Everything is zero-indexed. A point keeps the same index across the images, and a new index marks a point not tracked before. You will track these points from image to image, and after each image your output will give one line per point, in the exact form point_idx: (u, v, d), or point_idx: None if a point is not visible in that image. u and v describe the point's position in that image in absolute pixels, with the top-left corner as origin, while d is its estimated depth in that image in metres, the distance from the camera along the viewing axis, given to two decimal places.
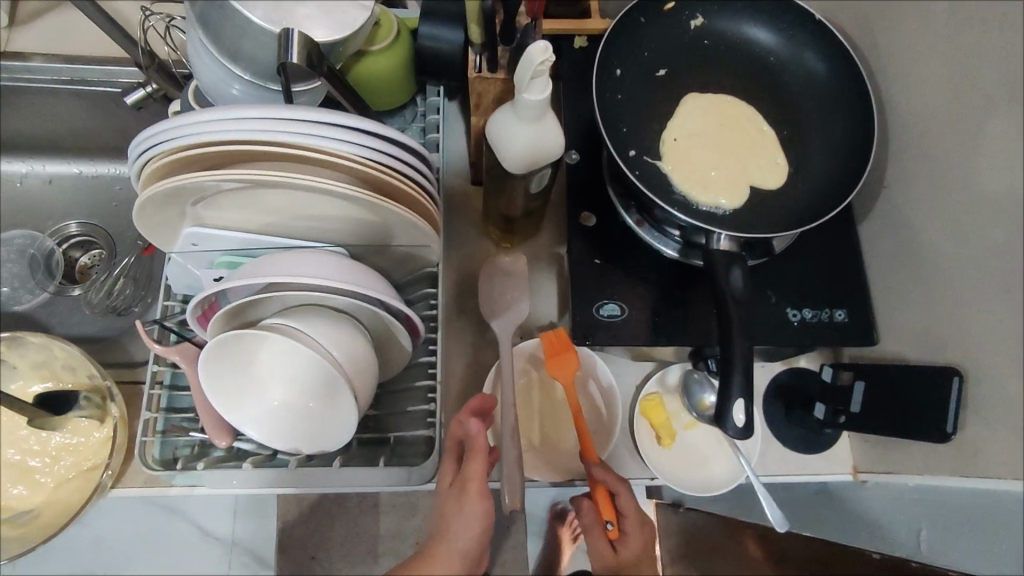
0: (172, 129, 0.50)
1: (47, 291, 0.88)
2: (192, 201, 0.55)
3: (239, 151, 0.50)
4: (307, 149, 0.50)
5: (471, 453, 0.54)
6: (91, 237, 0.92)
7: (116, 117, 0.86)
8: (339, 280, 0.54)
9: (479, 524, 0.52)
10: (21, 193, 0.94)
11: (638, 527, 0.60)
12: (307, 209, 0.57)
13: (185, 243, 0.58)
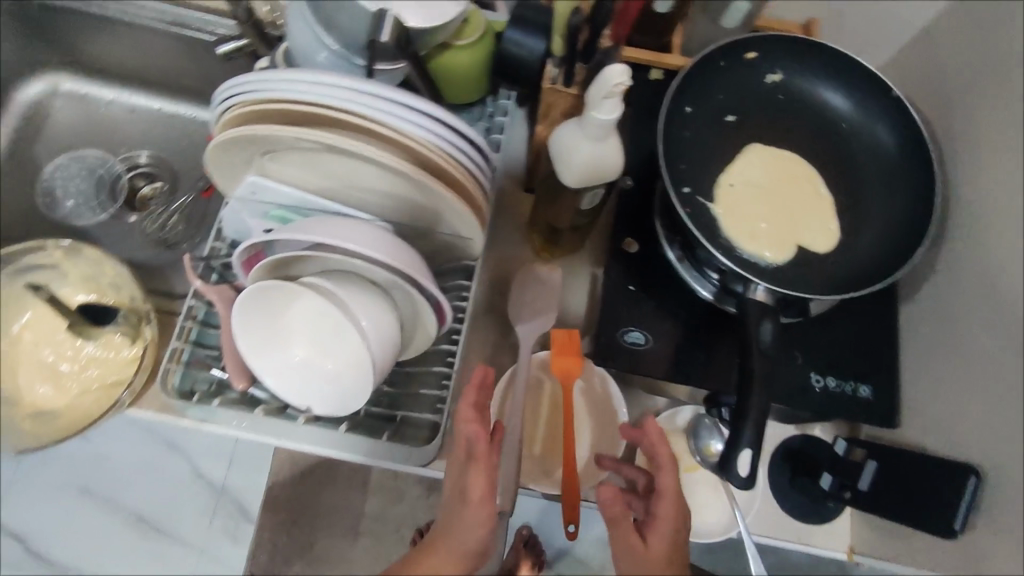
0: (253, 82, 0.54)
1: (108, 213, 0.94)
2: (262, 152, 0.58)
3: (305, 113, 0.52)
4: (370, 120, 0.52)
5: (473, 456, 0.52)
6: (157, 171, 0.97)
7: (205, 64, 0.91)
8: (379, 253, 0.56)
9: (483, 531, 0.51)
10: (102, 116, 0.99)
11: (669, 511, 0.51)
12: (363, 179, 0.59)
13: (246, 191, 0.60)
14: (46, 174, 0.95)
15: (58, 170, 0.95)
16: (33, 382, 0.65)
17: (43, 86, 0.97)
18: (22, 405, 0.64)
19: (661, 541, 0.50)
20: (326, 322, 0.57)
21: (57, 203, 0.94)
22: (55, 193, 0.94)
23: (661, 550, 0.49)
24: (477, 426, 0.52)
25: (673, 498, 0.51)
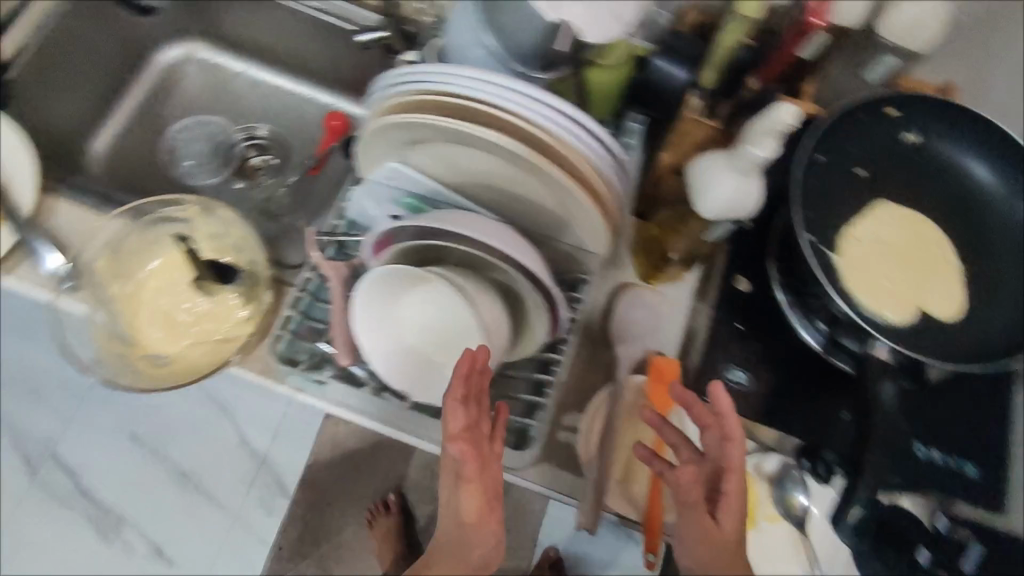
0: (417, 75, 0.57)
1: (222, 178, 0.99)
2: (408, 141, 0.60)
3: (458, 106, 0.55)
4: (524, 121, 0.54)
5: (465, 479, 0.57)
6: (272, 144, 1.01)
7: (340, 51, 0.94)
8: (511, 251, 0.57)
9: (489, 538, 0.60)
10: (227, 84, 1.02)
11: (738, 490, 0.54)
12: (501, 180, 0.60)
13: (385, 175, 0.62)
14: (171, 132, 0.99)
15: (182, 131, 1.00)
16: (152, 327, 0.67)
17: (182, 52, 1.01)
18: (140, 348, 0.66)
19: (733, 515, 0.55)
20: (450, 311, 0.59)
21: (177, 162, 0.98)
22: (176, 151, 0.98)
23: (732, 525, 0.55)
24: (464, 451, 0.56)
25: (739, 473, 0.54)
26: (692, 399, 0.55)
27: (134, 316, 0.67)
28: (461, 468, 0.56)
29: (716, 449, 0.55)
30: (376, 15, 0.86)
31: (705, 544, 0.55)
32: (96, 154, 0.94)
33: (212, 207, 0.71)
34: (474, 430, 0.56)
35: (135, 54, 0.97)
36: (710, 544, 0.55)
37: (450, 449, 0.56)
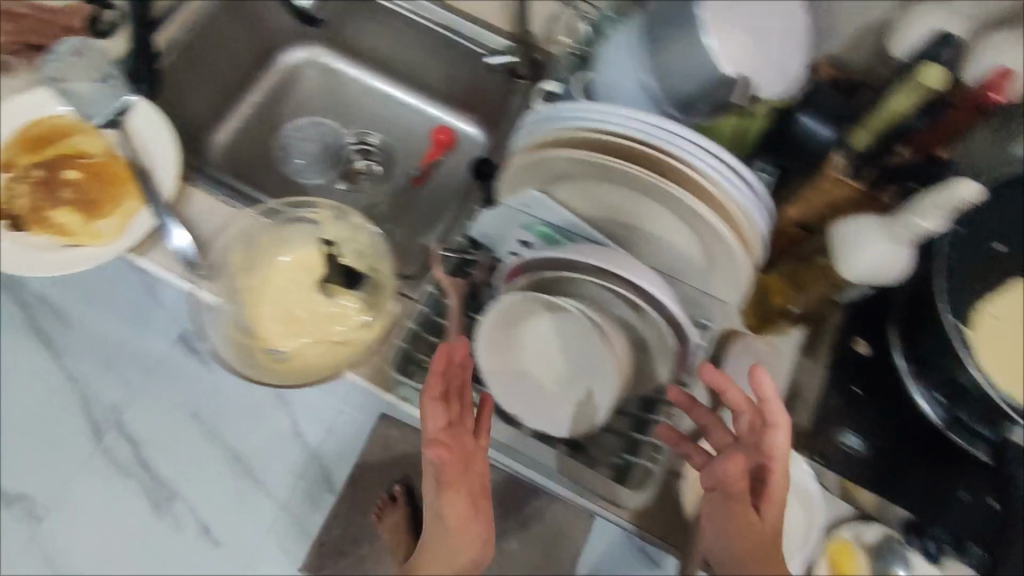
0: (572, 112, 0.59)
1: (330, 180, 1.02)
2: (553, 176, 0.62)
3: (611, 144, 0.58)
4: (675, 160, 0.56)
5: (445, 482, 0.56)
6: (380, 152, 1.03)
7: (461, 71, 0.96)
8: (651, 287, 0.57)
9: (470, 550, 0.56)
10: (343, 90, 1.05)
11: (781, 476, 0.55)
12: (640, 219, 0.61)
13: (521, 202, 0.62)
14: (286, 130, 1.03)
15: (296, 130, 1.03)
16: (274, 321, 0.69)
17: (305, 55, 1.04)
18: (263, 339, 0.68)
19: (777, 504, 0.55)
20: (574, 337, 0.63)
21: (288, 160, 1.01)
22: (289, 149, 1.01)
23: (777, 517, 0.55)
24: (440, 449, 0.57)
25: (785, 461, 0.55)
26: (728, 383, 0.57)
27: (258, 308, 0.69)
28: (438, 467, 0.57)
29: (757, 433, 0.56)
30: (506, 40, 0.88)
31: (747, 536, 0.54)
32: (216, 145, 0.98)
33: (339, 212, 0.74)
34: (454, 425, 0.59)
35: (264, 54, 1.01)
36: (760, 543, 0.54)
37: (428, 449, 0.57)
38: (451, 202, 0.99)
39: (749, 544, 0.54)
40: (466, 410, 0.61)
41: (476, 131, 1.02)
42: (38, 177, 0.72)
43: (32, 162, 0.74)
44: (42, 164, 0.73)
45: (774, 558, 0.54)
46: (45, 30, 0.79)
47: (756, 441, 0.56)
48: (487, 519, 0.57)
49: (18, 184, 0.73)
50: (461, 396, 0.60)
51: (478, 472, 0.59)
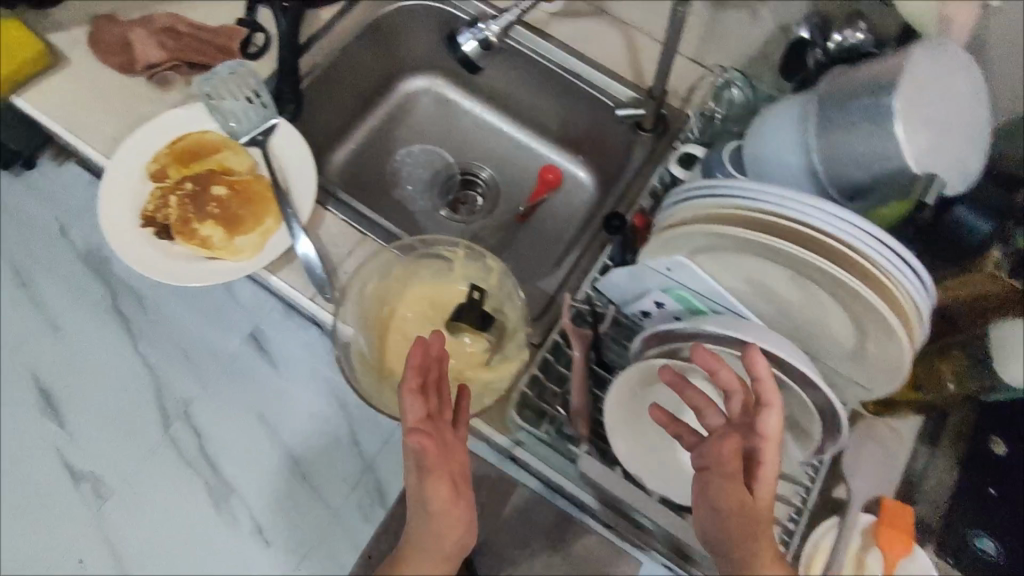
0: (720, 189, 0.58)
1: (438, 208, 1.03)
2: (693, 250, 0.61)
3: (763, 222, 0.56)
4: (833, 240, 0.54)
5: (427, 468, 0.55)
6: (488, 187, 1.05)
7: (584, 115, 0.96)
8: (804, 366, 0.56)
9: (457, 533, 0.55)
10: (458, 121, 1.07)
11: (774, 453, 0.54)
12: (790, 292, 0.60)
13: (664, 264, 0.61)
14: (399, 155, 1.05)
15: (409, 156, 1.05)
16: (401, 354, 0.71)
17: (424, 84, 1.06)
18: (387, 371, 0.69)
19: (768, 483, 0.54)
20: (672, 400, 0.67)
21: (399, 184, 1.03)
22: (401, 174, 1.04)
23: (766, 494, 0.54)
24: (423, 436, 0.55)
25: (777, 440, 0.54)
26: (723, 366, 0.57)
27: (385, 339, 0.71)
28: (421, 454, 0.55)
29: (750, 414, 0.56)
30: (639, 92, 0.88)
31: (739, 518, 0.52)
32: (334, 165, 1.00)
33: (470, 251, 0.74)
34: (433, 418, 0.59)
35: (387, 81, 1.03)
36: (756, 525, 0.53)
37: (407, 437, 0.55)
38: (553, 241, 1.01)
39: (742, 527, 0.53)
40: (445, 403, 0.60)
41: (583, 176, 1.04)
42: (190, 191, 0.75)
43: (184, 176, 0.76)
44: (194, 179, 0.76)
45: (768, 539, 0.53)
46: (202, 49, 0.83)
47: (748, 422, 0.56)
48: (471, 505, 0.57)
49: (168, 195, 0.76)
50: (439, 391, 0.60)
51: (459, 460, 0.58)
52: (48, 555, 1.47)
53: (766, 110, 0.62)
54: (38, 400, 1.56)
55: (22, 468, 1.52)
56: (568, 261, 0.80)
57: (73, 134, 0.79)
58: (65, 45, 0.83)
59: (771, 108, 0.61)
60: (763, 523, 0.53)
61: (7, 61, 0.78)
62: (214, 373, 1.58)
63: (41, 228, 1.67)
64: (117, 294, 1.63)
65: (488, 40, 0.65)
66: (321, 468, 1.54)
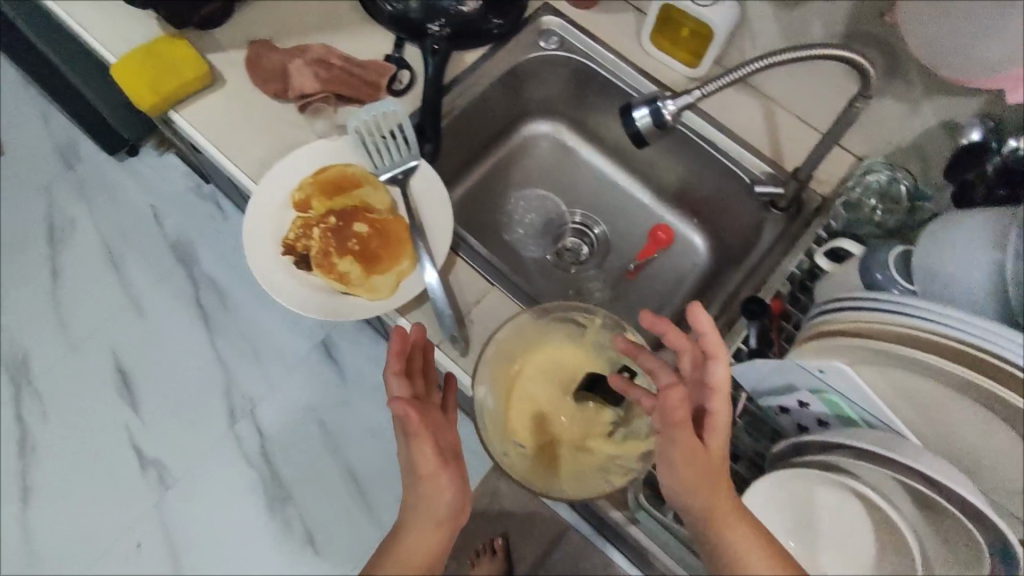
0: (887, 300, 0.56)
1: (547, 255, 1.04)
2: (855, 357, 0.59)
3: (932, 339, 0.53)
4: (1015, 369, 0.50)
5: (414, 435, 0.64)
6: (599, 240, 1.04)
7: (711, 182, 0.95)
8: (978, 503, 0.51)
9: (448, 490, 0.64)
10: (575, 170, 1.07)
11: (724, 407, 0.60)
12: (965, 410, 0.56)
13: (815, 367, 0.59)
14: (513, 197, 1.05)
15: (523, 199, 1.05)
16: (529, 416, 0.70)
17: (547, 128, 1.06)
18: (512, 432, 0.70)
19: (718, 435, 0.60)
20: (804, 497, 0.66)
21: (511, 226, 1.03)
22: (514, 217, 1.04)
23: (717, 440, 0.60)
24: (407, 407, 0.62)
25: (724, 390, 0.60)
26: (669, 329, 0.62)
27: (511, 399, 0.71)
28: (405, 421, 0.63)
29: (700, 368, 0.62)
30: (778, 170, 0.86)
31: (699, 463, 0.58)
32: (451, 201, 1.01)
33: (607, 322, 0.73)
34: (418, 395, 0.68)
35: (512, 124, 1.04)
36: (711, 473, 0.59)
37: (394, 410, 0.63)
38: (659, 300, 0.99)
39: (698, 475, 0.58)
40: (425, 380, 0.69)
41: (696, 238, 1.02)
42: (332, 225, 0.76)
43: (326, 209, 0.77)
44: (337, 213, 0.77)
45: (722, 483, 0.59)
46: (352, 83, 0.84)
47: (698, 377, 0.62)
48: (457, 466, 0.66)
49: (308, 226, 0.76)
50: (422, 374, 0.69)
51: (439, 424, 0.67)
52: (103, 534, 1.50)
53: (942, 220, 0.60)
54: (114, 378, 1.60)
55: (90, 446, 1.55)
56: (696, 339, 0.79)
57: (223, 154, 0.82)
58: (222, 65, 0.86)
59: (949, 218, 0.60)
60: (716, 470, 0.59)
61: (174, 78, 0.81)
62: (284, 375, 1.61)
63: (138, 214, 1.73)
64: (202, 286, 1.68)
65: (665, 118, 0.63)
66: (375, 482, 1.55)
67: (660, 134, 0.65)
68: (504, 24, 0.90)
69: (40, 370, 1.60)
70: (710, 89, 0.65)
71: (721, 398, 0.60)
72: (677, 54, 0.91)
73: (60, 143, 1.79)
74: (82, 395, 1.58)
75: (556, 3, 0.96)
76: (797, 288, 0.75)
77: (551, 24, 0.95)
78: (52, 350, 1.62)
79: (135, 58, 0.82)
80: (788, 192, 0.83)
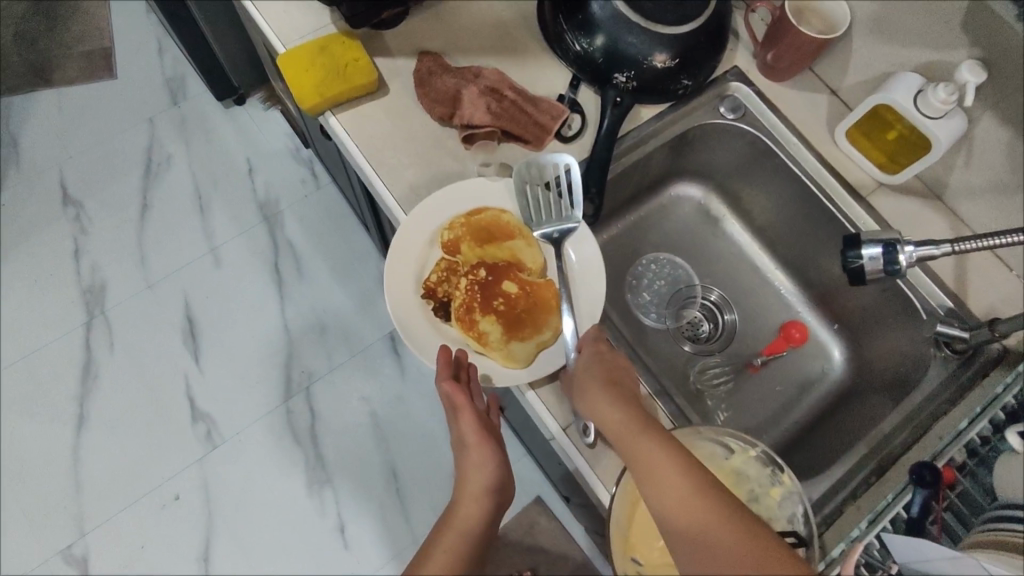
0: None
1: (667, 325, 0.97)
2: None
3: None
4: None
5: (458, 410, 0.68)
6: (722, 324, 0.97)
7: (870, 293, 0.86)
8: None
9: (489, 464, 0.68)
10: (712, 242, 1.01)
11: (589, 351, 0.69)
12: None
13: None
14: (642, 260, 0.99)
15: (652, 264, 0.99)
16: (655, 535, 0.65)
17: (695, 193, 1.00)
18: (631, 548, 0.65)
19: (590, 356, 0.68)
20: None
21: (636, 289, 0.98)
22: (642, 282, 0.98)
23: (589, 359, 0.68)
24: (454, 388, 0.67)
25: (589, 342, 0.69)
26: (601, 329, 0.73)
27: (636, 507, 0.66)
28: (451, 402, 0.67)
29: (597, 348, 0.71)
30: (957, 312, 0.78)
31: (578, 394, 0.66)
32: None
33: (757, 454, 0.67)
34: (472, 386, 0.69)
35: (662, 181, 0.98)
36: (589, 390, 0.65)
37: (443, 390, 0.67)
38: (780, 404, 0.92)
39: (575, 392, 0.67)
40: (477, 392, 0.70)
41: (830, 343, 0.95)
42: (480, 278, 0.72)
43: (474, 257, 0.73)
44: (488, 265, 0.73)
45: (602, 396, 0.64)
46: (521, 121, 0.80)
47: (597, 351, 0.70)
48: (497, 443, 0.69)
49: (454, 271, 0.72)
50: (472, 373, 0.69)
51: (486, 419, 0.70)
52: (138, 482, 1.43)
53: None
54: (180, 321, 1.54)
55: (145, 388, 1.49)
56: (843, 485, 0.73)
57: (373, 170, 0.79)
58: (393, 76, 0.83)
59: None
60: (595, 396, 0.64)
61: (341, 82, 0.78)
62: (345, 360, 1.51)
63: (231, 162, 1.67)
64: (281, 250, 1.60)
65: (900, 265, 0.61)
66: (414, 487, 1.43)
67: (882, 277, 0.63)
68: (692, 85, 0.83)
69: (114, 302, 1.56)
70: (967, 247, 0.57)
71: (593, 340, 0.69)
72: (870, 152, 0.84)
73: None
74: (144, 335, 1.53)
75: (746, 69, 0.89)
76: (971, 457, 0.68)
77: (736, 90, 0.88)
78: (127, 283, 1.57)
79: (305, 56, 0.80)
80: (973, 340, 0.75)
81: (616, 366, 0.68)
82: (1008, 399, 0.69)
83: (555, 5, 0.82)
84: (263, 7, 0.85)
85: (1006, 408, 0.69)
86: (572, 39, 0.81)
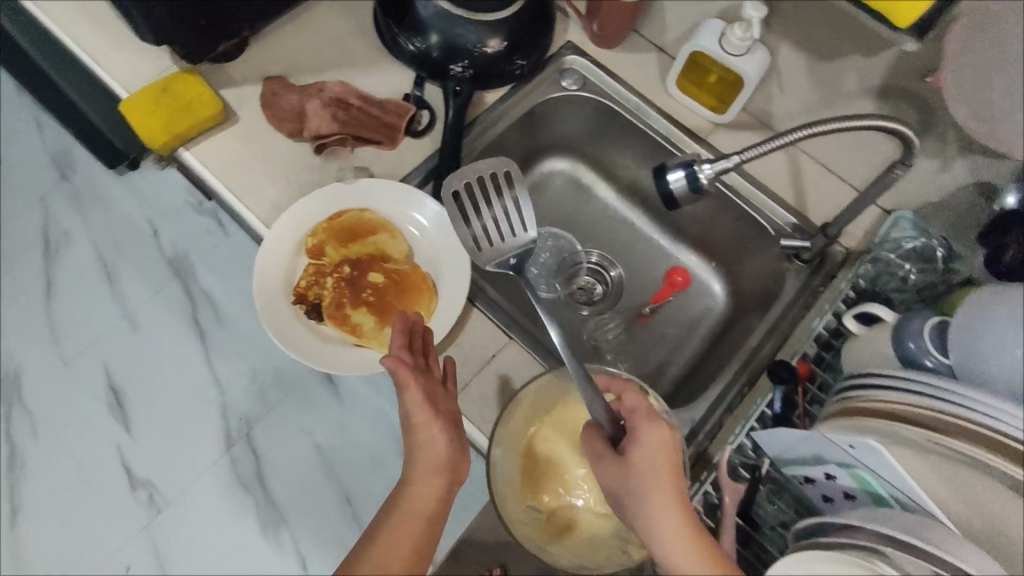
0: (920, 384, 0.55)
1: (558, 292, 1.00)
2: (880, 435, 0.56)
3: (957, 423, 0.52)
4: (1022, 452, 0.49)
5: (405, 386, 0.64)
6: (609, 279, 1.02)
7: (729, 225, 0.93)
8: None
9: (442, 440, 0.63)
10: (590, 208, 1.06)
11: (643, 425, 0.60)
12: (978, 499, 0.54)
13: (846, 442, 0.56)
14: None
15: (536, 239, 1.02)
16: (546, 477, 0.71)
17: (564, 165, 1.05)
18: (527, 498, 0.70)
19: (651, 449, 0.58)
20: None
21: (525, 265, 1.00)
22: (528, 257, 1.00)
23: (646, 452, 0.58)
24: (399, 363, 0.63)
25: (645, 422, 0.59)
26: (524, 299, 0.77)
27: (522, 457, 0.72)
28: (396, 377, 0.64)
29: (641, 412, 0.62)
30: (799, 225, 0.86)
31: (624, 484, 0.59)
32: None
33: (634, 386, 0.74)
34: (421, 366, 0.67)
35: (531, 159, 1.03)
36: (648, 487, 0.57)
37: (387, 365, 0.64)
38: (673, 344, 0.97)
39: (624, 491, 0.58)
40: (432, 364, 0.69)
41: (711, 278, 1.01)
42: (346, 275, 0.76)
43: (340, 256, 0.77)
44: (352, 262, 0.77)
45: (669, 505, 0.56)
46: (370, 124, 0.84)
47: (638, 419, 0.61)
48: (450, 416, 0.65)
49: (322, 273, 0.76)
50: (424, 354, 0.69)
51: (440, 395, 0.66)
52: (86, 561, 1.39)
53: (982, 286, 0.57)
54: (104, 392, 1.50)
55: (78, 468, 1.45)
56: (722, 400, 0.78)
57: (234, 194, 0.81)
58: (239, 104, 0.85)
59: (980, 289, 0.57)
60: (654, 494, 0.56)
61: (187, 117, 0.81)
62: (279, 399, 1.50)
63: (133, 226, 1.63)
64: (196, 301, 1.57)
65: (702, 183, 0.67)
66: (371, 509, 1.42)
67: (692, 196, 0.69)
68: (527, 64, 0.88)
69: (31, 386, 1.51)
70: (753, 154, 0.65)
71: (645, 415, 0.60)
72: (702, 98, 0.91)
73: (53, 151, 1.67)
74: (68, 413, 1.49)
75: (579, 42, 0.95)
76: (827, 349, 0.74)
77: (573, 63, 0.94)
78: (41, 364, 1.53)
79: (151, 99, 0.81)
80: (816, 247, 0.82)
81: (674, 448, 0.59)
82: (847, 291, 0.77)
83: (385, 12, 0.87)
84: (104, 60, 0.87)
85: (847, 299, 0.77)
86: (404, 40, 0.85)
